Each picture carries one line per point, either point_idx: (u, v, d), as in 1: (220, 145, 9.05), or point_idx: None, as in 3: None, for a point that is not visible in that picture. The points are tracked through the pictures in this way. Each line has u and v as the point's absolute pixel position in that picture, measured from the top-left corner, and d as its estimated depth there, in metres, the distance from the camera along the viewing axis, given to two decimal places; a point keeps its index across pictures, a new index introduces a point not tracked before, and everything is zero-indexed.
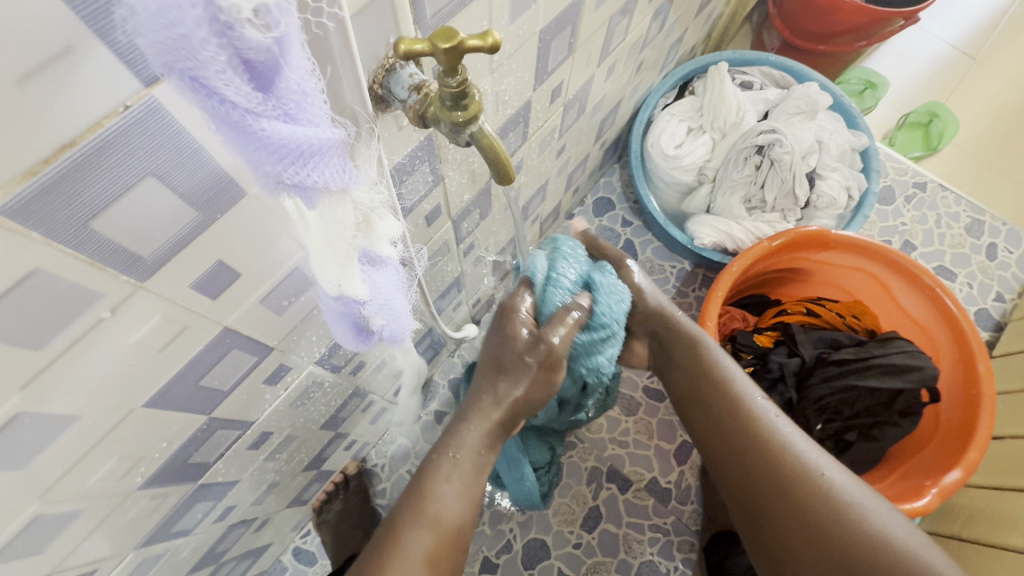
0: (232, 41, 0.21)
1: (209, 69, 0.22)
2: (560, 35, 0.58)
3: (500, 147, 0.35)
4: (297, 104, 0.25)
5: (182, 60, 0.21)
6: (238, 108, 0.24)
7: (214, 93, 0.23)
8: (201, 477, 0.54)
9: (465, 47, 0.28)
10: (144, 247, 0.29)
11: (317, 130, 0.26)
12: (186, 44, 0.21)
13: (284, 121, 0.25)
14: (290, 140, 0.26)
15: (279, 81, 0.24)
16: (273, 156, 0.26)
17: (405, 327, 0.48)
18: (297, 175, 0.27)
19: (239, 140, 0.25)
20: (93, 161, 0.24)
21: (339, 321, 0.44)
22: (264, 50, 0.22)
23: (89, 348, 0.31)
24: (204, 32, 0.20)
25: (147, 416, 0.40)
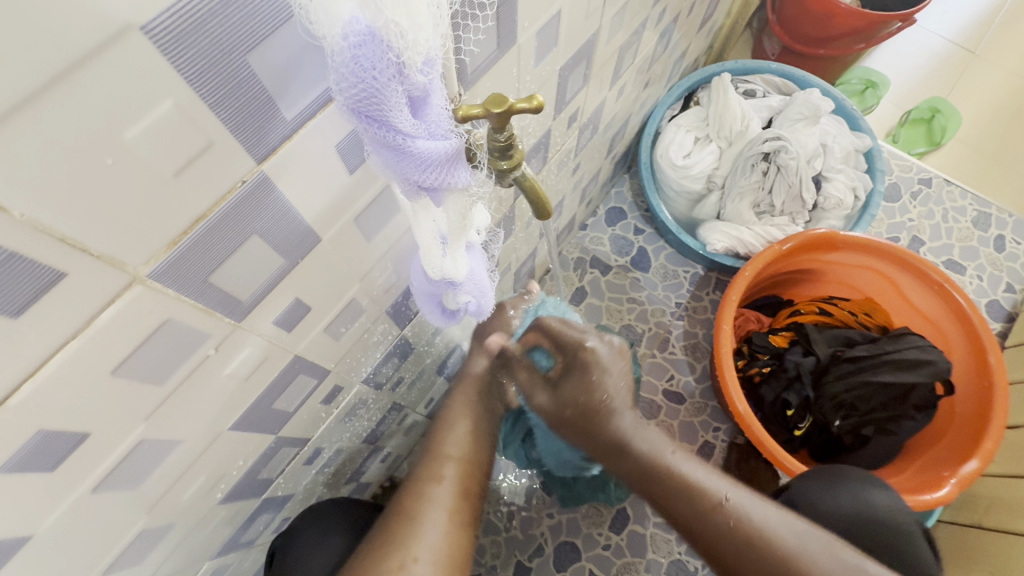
0: (405, 83, 0.26)
1: (389, 104, 0.26)
2: (577, 69, 0.63)
3: (538, 187, 0.40)
4: (436, 124, 0.30)
5: (370, 102, 0.26)
6: (400, 133, 0.28)
7: (385, 123, 0.27)
8: (265, 492, 0.59)
9: (514, 110, 0.32)
10: (243, 293, 0.34)
11: (449, 142, 0.31)
12: (374, 91, 0.25)
13: (429, 139, 0.30)
14: (435, 155, 0.30)
15: (426, 107, 0.30)
16: (420, 170, 0.30)
17: (487, 307, 0.51)
18: (437, 186, 0.32)
19: (393, 159, 0.30)
20: (215, 228, 0.28)
21: (427, 300, 0.48)
22: (422, 87, 0.28)
23: (196, 381, 0.35)
24: (390, 78, 0.25)
25: (232, 438, 0.44)
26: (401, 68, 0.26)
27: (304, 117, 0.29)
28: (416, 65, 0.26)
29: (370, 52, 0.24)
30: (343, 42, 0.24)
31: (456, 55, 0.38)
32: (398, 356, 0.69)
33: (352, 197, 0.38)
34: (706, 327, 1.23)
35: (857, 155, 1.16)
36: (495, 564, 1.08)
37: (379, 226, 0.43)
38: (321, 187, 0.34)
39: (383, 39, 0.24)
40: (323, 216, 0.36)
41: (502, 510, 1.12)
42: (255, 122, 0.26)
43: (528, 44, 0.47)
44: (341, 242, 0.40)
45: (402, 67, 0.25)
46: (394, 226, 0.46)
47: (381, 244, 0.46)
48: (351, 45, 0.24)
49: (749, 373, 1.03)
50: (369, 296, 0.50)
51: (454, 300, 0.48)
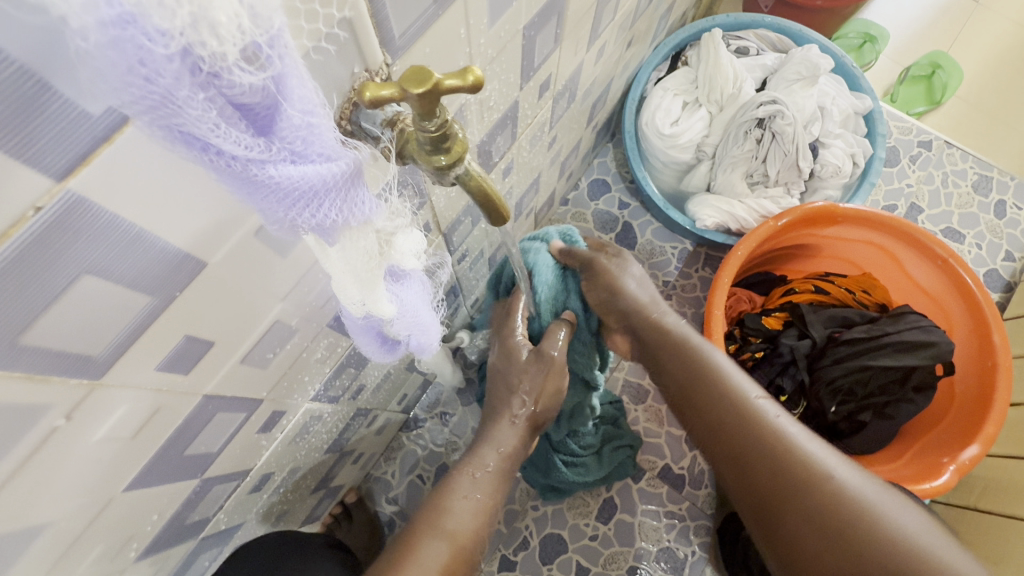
0: (221, 89, 0.19)
1: (197, 119, 0.18)
2: (547, 27, 0.52)
3: (490, 184, 0.32)
4: (303, 141, 0.22)
5: (166, 118, 0.18)
6: (239, 159, 0.21)
7: (208, 146, 0.20)
8: (202, 530, 0.52)
9: (442, 88, 0.23)
10: (93, 346, 0.26)
11: (335, 164, 0.24)
12: (165, 100, 0.18)
13: (292, 162, 0.22)
14: (302, 182, 0.23)
15: (278, 118, 0.21)
16: (285, 202, 0.23)
17: (433, 341, 0.45)
18: (315, 217, 0.24)
19: (244, 193, 0.22)
20: (7, 276, 0.20)
21: (363, 335, 0.41)
22: (256, 92, 0.20)
23: (49, 455, 0.28)
24: (188, 88, 0.18)
25: (131, 498, 0.37)
26: (205, 69, 0.18)
27: (125, 110, 0.20)
28: (229, 60, 0.18)
29: (139, 42, 0.16)
30: (90, 25, 0.15)
31: (371, 11, 0.28)
32: (354, 366, 0.61)
33: (246, 207, 0.28)
34: (695, 306, 1.17)
35: (856, 119, 1.08)
36: (479, 560, 1.04)
37: (296, 237, 0.34)
38: (183, 203, 0.25)
39: (148, 20, 0.16)
40: (200, 235, 0.27)
41: None
42: (23, 120, 0.17)
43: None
44: (241, 261, 0.31)
45: (204, 66, 0.18)
46: None
47: (302, 256, 0.37)
48: (102, 31, 0.16)
49: (742, 359, 0.97)
50: (298, 315, 0.42)
51: (393, 332, 0.41)
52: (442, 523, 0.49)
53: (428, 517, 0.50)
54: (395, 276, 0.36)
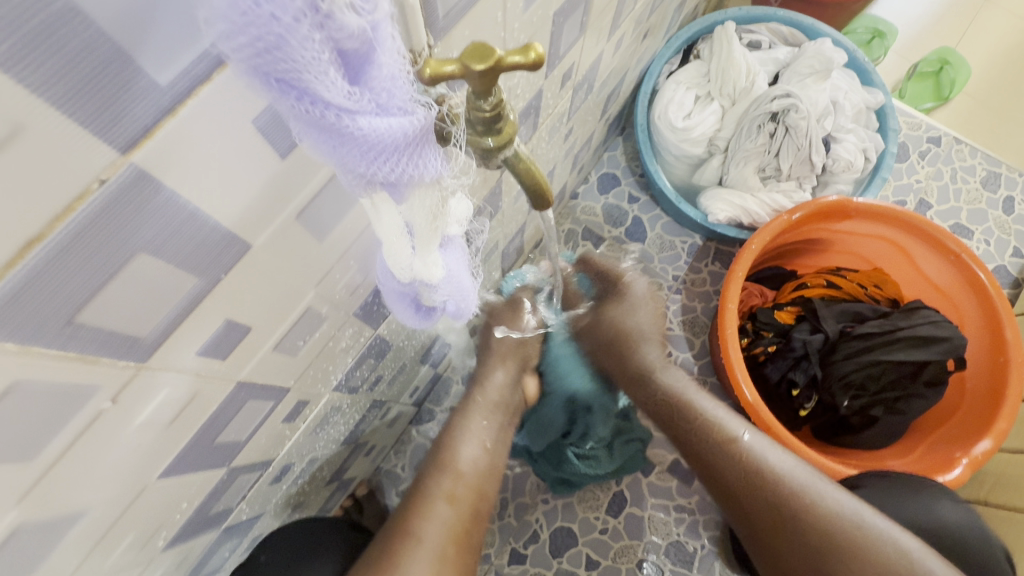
0: (332, 32, 0.18)
1: (307, 63, 0.18)
2: (574, 14, 0.52)
3: (535, 166, 0.31)
4: (389, 93, 0.22)
5: (276, 61, 0.17)
6: (333, 108, 0.20)
7: (308, 93, 0.19)
8: (225, 521, 0.52)
9: (504, 65, 0.23)
10: (141, 327, 0.25)
11: (410, 118, 0.23)
12: (278, 41, 0.17)
13: (377, 115, 0.22)
14: (387, 136, 0.22)
15: (370, 68, 0.21)
16: (367, 156, 0.22)
17: (470, 306, 0.45)
18: (392, 174, 0.24)
19: (329, 146, 0.22)
20: (69, 251, 0.19)
21: (398, 300, 0.40)
22: (360, 36, 0.19)
23: (93, 439, 0.27)
24: (305, 28, 0.17)
25: (163, 485, 0.37)
26: (321, 9, 0.17)
27: (191, 80, 0.19)
28: None
29: None
30: None
31: None
32: (374, 356, 0.60)
33: (289, 189, 0.28)
34: (704, 301, 1.17)
35: (868, 113, 1.07)
36: (489, 553, 1.04)
37: (332, 223, 0.34)
38: (236, 178, 0.24)
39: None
40: (247, 214, 0.26)
41: (495, 498, 1.07)
42: (96, 87, 0.17)
43: None
44: (282, 244, 0.31)
45: (322, 5, 0.17)
46: (353, 222, 0.36)
47: (337, 242, 0.36)
48: None
49: (754, 352, 0.97)
50: (329, 302, 0.41)
51: (430, 298, 0.41)
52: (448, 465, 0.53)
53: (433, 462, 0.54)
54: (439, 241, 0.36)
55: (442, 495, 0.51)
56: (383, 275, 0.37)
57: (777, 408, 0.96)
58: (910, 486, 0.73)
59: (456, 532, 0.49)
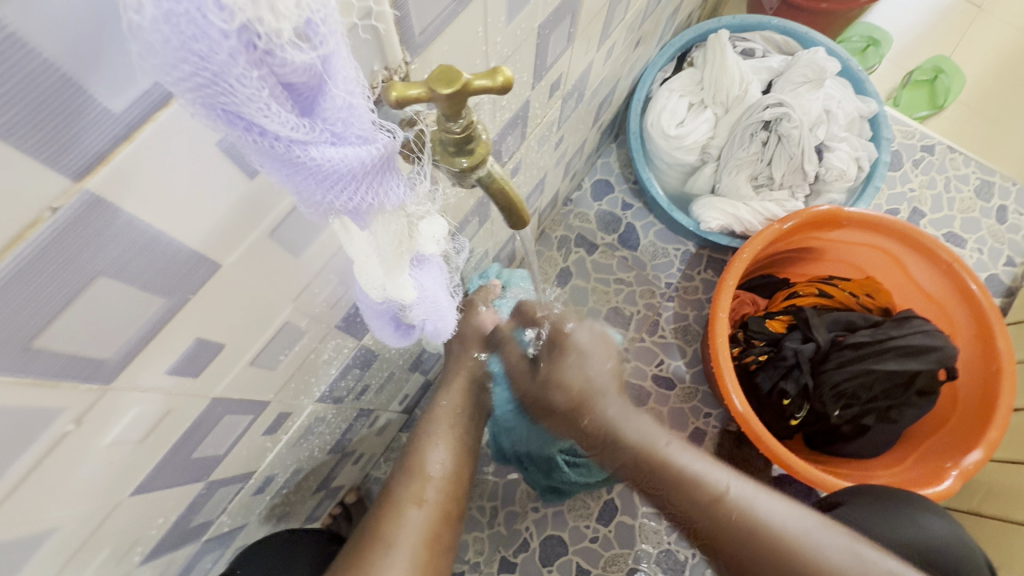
0: (272, 67, 0.18)
1: (248, 99, 0.18)
2: (560, 26, 0.52)
3: (511, 185, 0.31)
4: (344, 122, 0.22)
5: (216, 96, 0.17)
6: (282, 140, 0.20)
7: (254, 126, 0.19)
8: (205, 533, 0.52)
9: (471, 89, 0.23)
10: (105, 350, 0.25)
11: (369, 147, 0.23)
12: (216, 77, 0.17)
13: (332, 145, 0.22)
14: (343, 165, 0.22)
15: (323, 99, 0.21)
16: (324, 185, 0.22)
17: (448, 326, 0.45)
18: (352, 201, 0.24)
19: (284, 176, 0.22)
20: (21, 279, 0.19)
21: (379, 319, 0.40)
22: (306, 69, 0.19)
23: (59, 461, 0.27)
24: (242, 65, 0.17)
25: (137, 502, 0.36)
26: (259, 45, 0.17)
27: (149, 105, 0.19)
28: (284, 37, 0.18)
29: (194, 16, 0.16)
30: None
31: (396, 7, 0.27)
32: (359, 367, 0.60)
33: (261, 209, 0.28)
34: (697, 308, 1.16)
35: (861, 122, 1.07)
36: (479, 561, 1.04)
37: (308, 239, 0.34)
38: (201, 204, 0.24)
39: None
40: (215, 236, 0.26)
41: (485, 505, 1.07)
42: (46, 114, 0.17)
43: None
44: (254, 262, 0.30)
45: (259, 42, 0.17)
46: (330, 236, 0.36)
47: (315, 258, 0.36)
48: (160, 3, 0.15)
49: (745, 362, 0.97)
50: (308, 317, 0.41)
51: (410, 316, 0.41)
52: (415, 467, 0.52)
53: (401, 465, 0.53)
54: (416, 260, 0.36)
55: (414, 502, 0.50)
56: (360, 295, 0.37)
57: (768, 418, 0.96)
58: (899, 498, 0.72)
59: (427, 533, 0.49)
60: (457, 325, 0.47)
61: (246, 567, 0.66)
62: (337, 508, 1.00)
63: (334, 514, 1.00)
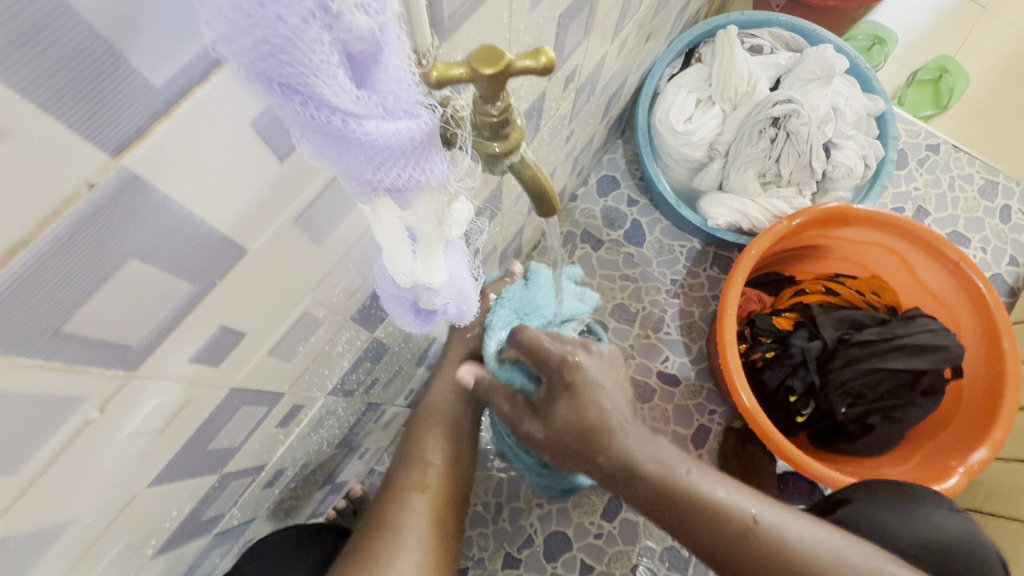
0: (340, 32, 0.18)
1: (314, 65, 0.17)
2: (578, 16, 0.51)
3: (542, 173, 0.31)
4: (397, 96, 0.21)
5: (283, 63, 0.17)
6: (339, 112, 0.19)
7: (313, 97, 0.18)
8: (215, 527, 0.51)
9: (514, 69, 0.22)
10: (132, 336, 0.24)
11: (417, 122, 0.22)
12: (286, 43, 0.16)
13: (386, 120, 0.21)
14: (396, 141, 0.21)
15: (379, 70, 0.20)
16: (374, 161, 0.22)
17: (471, 308, 0.43)
18: (400, 180, 0.23)
19: (334, 151, 0.21)
20: (55, 259, 0.18)
21: (396, 304, 0.40)
22: (369, 35, 0.18)
23: (80, 451, 0.26)
24: (313, 28, 0.17)
25: (153, 494, 0.36)
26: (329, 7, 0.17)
27: (189, 78, 0.18)
28: None
29: None
30: None
31: None
32: (370, 360, 0.59)
33: (288, 192, 0.27)
34: (702, 305, 1.16)
35: (869, 120, 1.07)
36: (483, 557, 1.04)
37: (332, 225, 0.33)
38: (233, 183, 0.23)
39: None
40: (245, 217, 0.26)
41: (489, 501, 1.07)
42: (87, 85, 0.16)
43: None
44: (279, 249, 0.30)
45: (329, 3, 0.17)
46: (354, 223, 0.35)
47: (336, 247, 0.35)
48: None
49: (752, 358, 0.97)
50: (326, 306, 0.40)
51: (429, 302, 0.40)
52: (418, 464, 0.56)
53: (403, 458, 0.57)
54: (441, 244, 0.35)
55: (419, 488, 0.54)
56: (381, 281, 0.36)
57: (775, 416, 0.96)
58: (908, 494, 0.72)
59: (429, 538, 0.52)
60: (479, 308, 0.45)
61: (253, 559, 0.66)
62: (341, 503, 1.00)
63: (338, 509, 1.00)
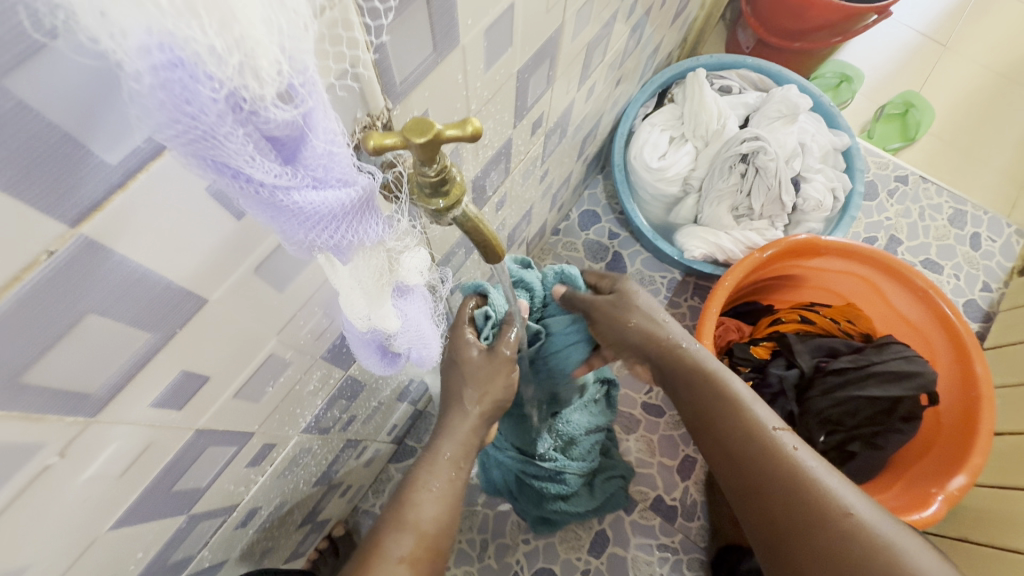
0: (256, 124, 0.20)
1: (234, 152, 0.19)
2: (539, 70, 0.55)
3: (486, 224, 0.33)
4: (326, 169, 0.23)
5: (204, 150, 0.19)
6: (267, 185, 0.21)
7: (239, 173, 0.20)
8: (185, 568, 0.51)
9: (442, 138, 0.25)
10: (92, 383, 0.26)
11: (349, 189, 0.25)
12: (206, 135, 0.18)
13: (314, 189, 0.23)
14: (325, 207, 0.24)
15: (304, 149, 0.22)
16: (305, 226, 0.24)
17: (432, 356, 0.47)
18: (332, 240, 0.25)
19: (268, 216, 0.23)
20: (12, 322, 0.20)
21: (364, 347, 0.42)
22: (287, 124, 0.20)
23: (36, 497, 0.27)
24: (228, 124, 0.19)
25: (117, 536, 0.36)
26: (244, 107, 0.19)
27: (140, 159, 0.21)
28: (267, 100, 0.19)
29: (186, 82, 0.17)
30: (143, 69, 0.16)
31: (376, 65, 0.30)
32: (345, 397, 0.61)
33: (246, 248, 0.29)
34: None
35: (835, 154, 1.12)
36: None
37: (293, 273, 0.35)
38: (190, 245, 0.26)
39: (200, 65, 0.17)
40: (204, 272, 0.28)
41: (475, 538, 1.05)
42: (47, 170, 0.18)
43: (475, 44, 0.39)
44: (240, 297, 0.32)
45: (244, 105, 0.19)
46: (316, 269, 0.37)
47: (301, 290, 0.37)
48: (156, 73, 0.16)
49: None
50: (293, 348, 0.42)
51: (395, 346, 0.43)
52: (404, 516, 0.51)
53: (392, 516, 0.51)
54: (400, 291, 0.38)
55: (399, 559, 0.48)
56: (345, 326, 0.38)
57: None
58: None
59: None
60: (440, 354, 0.49)
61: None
62: (322, 546, 0.98)
63: (320, 550, 0.98)
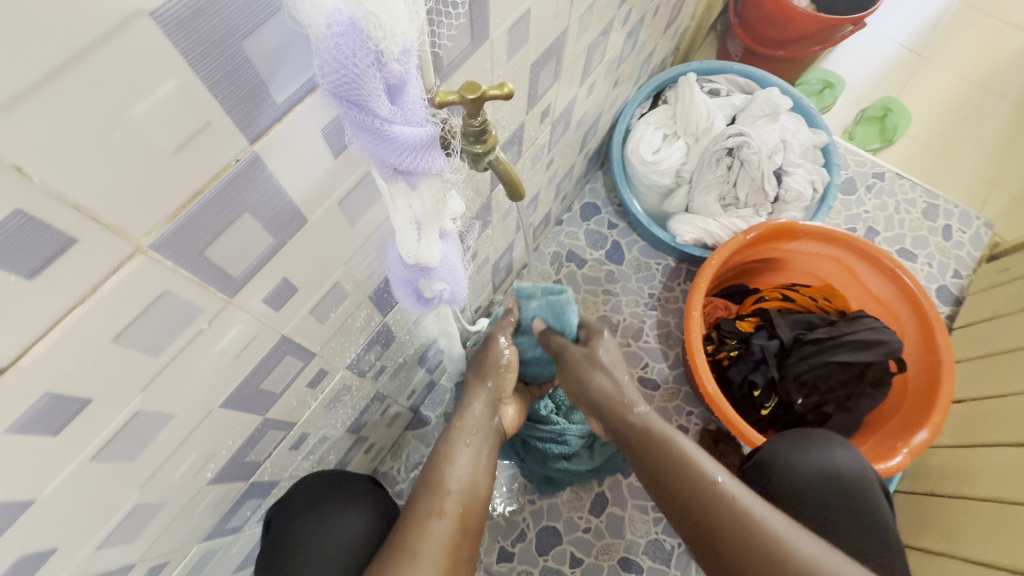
0: (383, 74, 0.30)
1: (369, 92, 0.30)
2: (548, 65, 0.66)
3: (512, 170, 0.43)
4: (412, 111, 0.34)
5: (352, 88, 0.29)
6: (379, 118, 0.32)
7: (366, 108, 0.31)
8: (252, 475, 0.61)
9: (486, 96, 0.35)
10: (235, 269, 0.36)
11: (424, 130, 0.35)
12: (357, 78, 0.29)
13: (405, 125, 0.34)
14: (411, 139, 0.34)
15: (402, 95, 0.33)
16: (396, 151, 0.34)
17: (460, 292, 0.56)
18: (410, 166, 0.36)
19: (373, 142, 0.33)
20: (209, 207, 0.31)
21: (402, 287, 0.52)
22: (398, 76, 0.31)
23: (189, 356, 0.37)
24: (371, 71, 0.29)
25: (222, 416, 0.46)
26: (380, 62, 0.29)
27: (295, 99, 0.31)
28: (393, 58, 0.29)
29: (353, 41, 0.27)
30: (330, 32, 0.27)
31: (434, 51, 0.41)
32: (381, 343, 0.71)
33: (337, 181, 0.40)
34: (678, 316, 1.28)
35: (814, 150, 1.23)
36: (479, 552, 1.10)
37: (362, 211, 0.46)
38: (307, 171, 0.36)
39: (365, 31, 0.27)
40: (310, 196, 0.38)
41: None
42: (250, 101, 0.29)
43: (500, 39, 0.50)
44: (327, 224, 0.42)
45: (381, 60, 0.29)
46: (377, 211, 0.48)
47: (365, 228, 0.48)
48: (335, 35, 0.27)
49: (719, 357, 1.08)
50: (352, 281, 0.53)
51: (429, 288, 0.52)
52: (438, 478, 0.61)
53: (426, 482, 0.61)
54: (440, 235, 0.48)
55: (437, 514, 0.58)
56: (392, 262, 0.49)
57: (743, 409, 1.07)
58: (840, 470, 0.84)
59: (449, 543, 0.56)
60: (468, 293, 0.57)
61: (295, 499, 0.72)
62: None
63: None
